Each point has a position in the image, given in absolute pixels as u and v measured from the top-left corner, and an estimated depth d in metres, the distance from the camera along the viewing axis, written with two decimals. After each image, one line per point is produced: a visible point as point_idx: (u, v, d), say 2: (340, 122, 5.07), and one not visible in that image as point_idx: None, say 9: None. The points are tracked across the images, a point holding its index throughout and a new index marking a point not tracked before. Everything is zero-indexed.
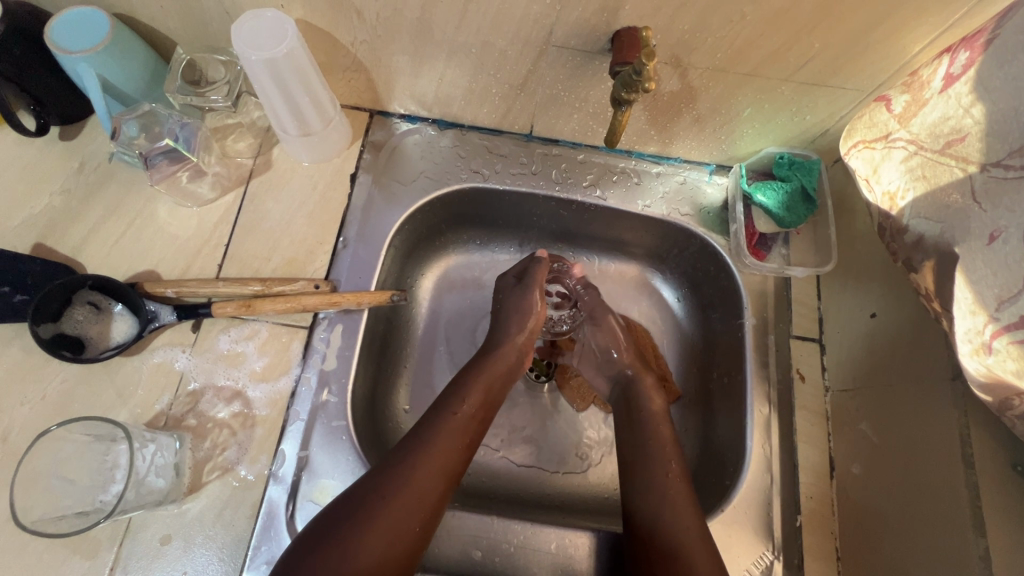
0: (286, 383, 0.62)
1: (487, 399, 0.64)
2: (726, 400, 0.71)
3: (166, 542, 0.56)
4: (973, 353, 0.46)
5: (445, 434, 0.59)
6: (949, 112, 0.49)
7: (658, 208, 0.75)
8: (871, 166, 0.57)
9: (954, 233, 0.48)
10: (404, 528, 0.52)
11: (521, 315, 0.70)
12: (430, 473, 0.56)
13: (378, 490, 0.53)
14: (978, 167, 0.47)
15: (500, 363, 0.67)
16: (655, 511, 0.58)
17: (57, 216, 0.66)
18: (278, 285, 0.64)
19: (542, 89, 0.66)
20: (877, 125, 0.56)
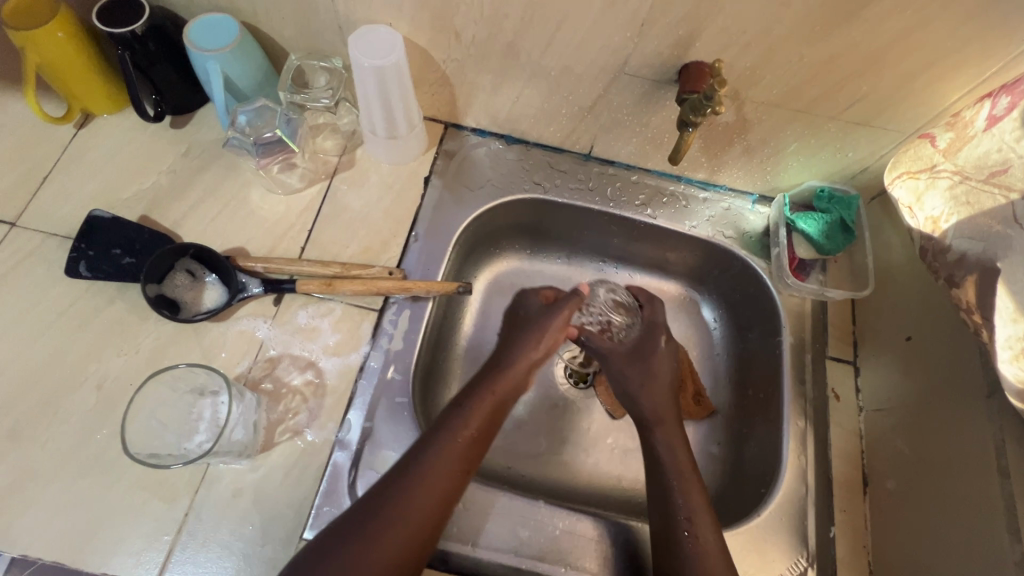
0: (356, 358, 0.67)
1: (493, 418, 0.61)
2: (764, 414, 0.74)
3: (237, 494, 0.59)
4: (1013, 359, 0.51)
5: (444, 457, 0.56)
6: (994, 147, 0.54)
7: (704, 230, 0.81)
8: (914, 194, 0.63)
9: (997, 249, 0.53)
10: (395, 555, 0.51)
11: (540, 333, 0.67)
12: (422, 500, 0.54)
13: (377, 519, 0.52)
14: (1020, 194, 0.52)
15: (508, 380, 0.63)
16: (690, 569, 0.57)
17: (163, 192, 0.74)
18: (356, 269, 0.70)
19: (608, 112, 0.73)
20: (921, 158, 0.62)
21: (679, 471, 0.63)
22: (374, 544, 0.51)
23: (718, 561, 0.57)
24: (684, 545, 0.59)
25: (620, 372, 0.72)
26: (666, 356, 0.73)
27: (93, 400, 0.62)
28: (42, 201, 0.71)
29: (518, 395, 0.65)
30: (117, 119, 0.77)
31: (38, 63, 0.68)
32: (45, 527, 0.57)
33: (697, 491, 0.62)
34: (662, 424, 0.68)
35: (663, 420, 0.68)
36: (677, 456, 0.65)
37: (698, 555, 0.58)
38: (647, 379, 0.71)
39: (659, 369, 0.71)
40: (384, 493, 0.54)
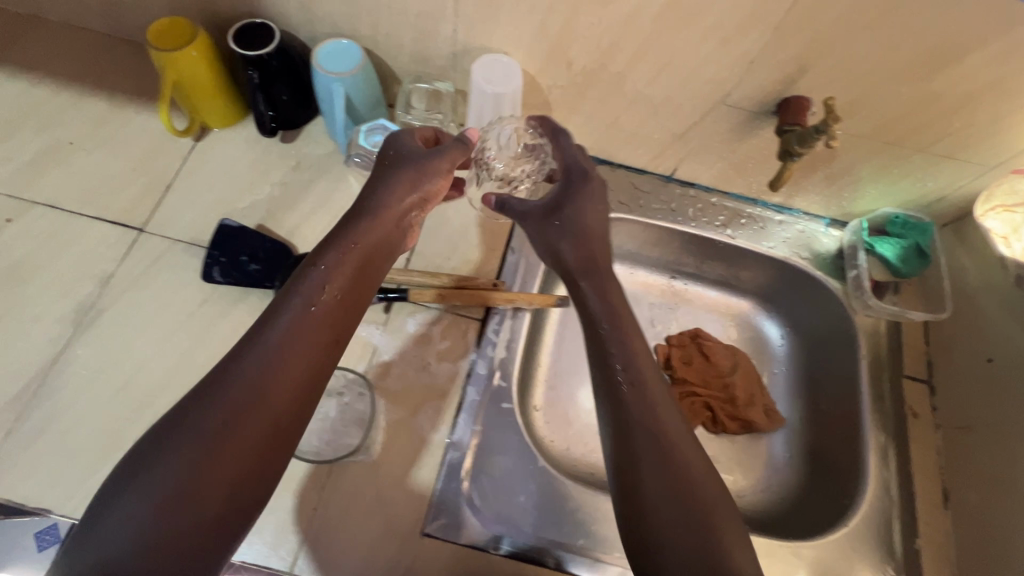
0: (463, 364, 0.71)
1: (358, 294, 0.59)
2: (842, 429, 0.78)
3: (361, 491, 0.63)
4: None
5: (301, 337, 0.53)
6: None
7: (781, 250, 0.85)
8: (1011, 226, 0.72)
9: None
10: (264, 438, 0.49)
11: (417, 175, 0.64)
12: (278, 379, 0.50)
13: (219, 397, 0.48)
14: None
15: (371, 239, 0.61)
16: (659, 456, 0.52)
17: (277, 203, 0.78)
18: (463, 280, 0.74)
19: (699, 138, 0.77)
20: (1018, 194, 0.71)
21: (643, 392, 0.57)
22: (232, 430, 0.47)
23: (671, 456, 0.52)
24: (633, 422, 0.54)
25: (545, 227, 0.67)
26: (595, 203, 0.67)
27: None
28: (167, 208, 0.76)
29: (390, 252, 0.63)
30: (231, 133, 0.82)
31: (173, 80, 0.72)
32: None
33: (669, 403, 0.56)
34: (605, 297, 0.63)
35: (591, 269, 0.65)
36: (629, 341, 0.60)
37: (659, 441, 0.53)
38: (576, 239, 0.66)
39: (595, 218, 0.66)
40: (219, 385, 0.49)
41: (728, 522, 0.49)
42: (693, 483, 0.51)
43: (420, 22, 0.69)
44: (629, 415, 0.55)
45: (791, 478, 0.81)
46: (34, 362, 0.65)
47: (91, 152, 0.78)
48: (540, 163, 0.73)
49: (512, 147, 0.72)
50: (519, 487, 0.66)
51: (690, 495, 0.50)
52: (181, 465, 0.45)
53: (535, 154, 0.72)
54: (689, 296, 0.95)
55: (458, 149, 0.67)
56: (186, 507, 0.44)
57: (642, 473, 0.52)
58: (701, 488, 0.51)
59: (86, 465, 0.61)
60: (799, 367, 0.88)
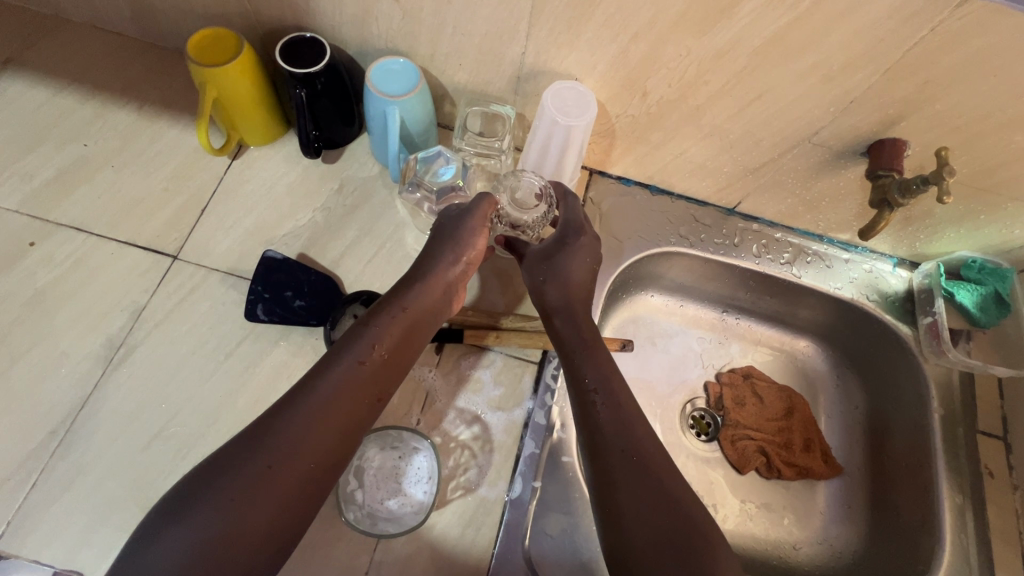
0: (520, 412, 0.66)
1: (404, 363, 0.55)
2: (911, 486, 0.74)
3: (416, 553, 0.59)
4: None
5: (345, 393, 0.50)
6: None
7: (848, 291, 0.81)
8: None
9: None
10: (294, 497, 0.46)
11: (464, 244, 0.61)
12: (318, 440, 0.47)
13: (261, 447, 0.46)
14: None
15: (420, 304, 0.57)
16: (650, 489, 0.51)
17: (319, 229, 0.73)
18: (520, 320, 0.69)
19: (773, 174, 0.72)
20: None
21: (632, 434, 0.55)
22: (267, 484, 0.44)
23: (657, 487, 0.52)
24: (631, 462, 0.53)
25: (535, 270, 0.66)
26: (587, 257, 0.66)
27: None
28: (202, 233, 0.71)
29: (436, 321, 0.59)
30: (269, 151, 0.76)
31: (213, 96, 0.66)
32: None
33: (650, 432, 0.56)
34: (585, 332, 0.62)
35: (567, 310, 0.63)
36: (603, 373, 0.59)
37: (654, 476, 0.52)
38: (558, 282, 0.64)
39: (580, 266, 0.65)
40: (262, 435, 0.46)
41: (719, 556, 0.48)
42: (690, 521, 0.50)
43: (486, 44, 0.63)
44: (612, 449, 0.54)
45: (851, 532, 0.78)
46: (63, 403, 0.61)
47: (120, 168, 0.73)
48: (545, 211, 0.67)
49: (529, 193, 0.67)
50: (582, 550, 0.62)
51: (685, 532, 0.49)
52: (203, 518, 0.42)
53: (543, 201, 0.66)
54: (742, 331, 0.91)
55: (488, 206, 0.63)
56: (211, 566, 0.41)
57: (629, 511, 0.51)
58: (698, 520, 0.50)
59: (119, 521, 0.56)
60: (858, 413, 0.84)
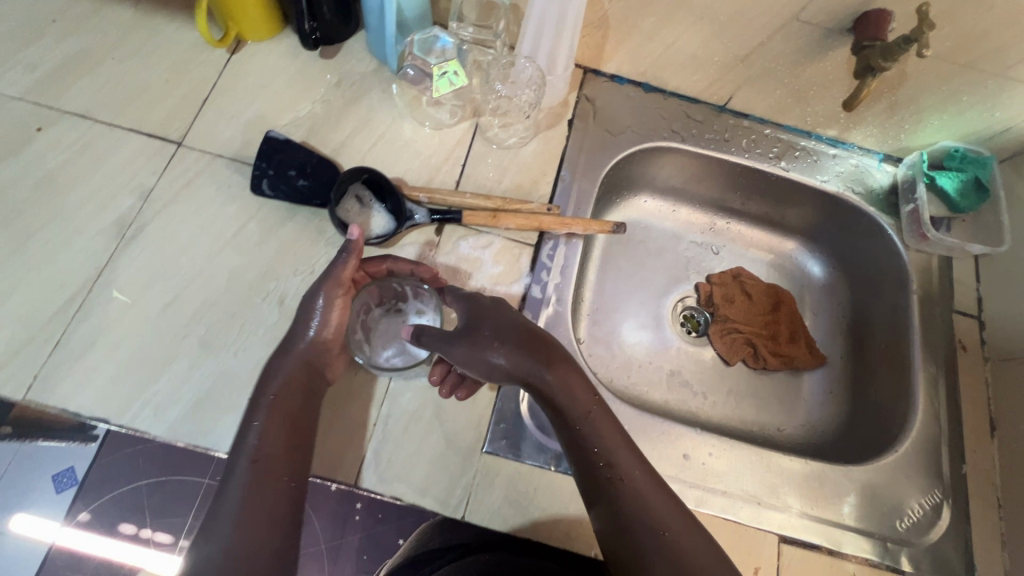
0: (518, 288, 0.70)
1: (304, 445, 0.55)
2: (887, 364, 0.78)
3: (419, 408, 0.62)
4: None
5: (258, 483, 0.51)
6: None
7: (834, 184, 0.83)
8: None
9: None
10: (263, 557, 0.48)
11: (322, 317, 0.59)
12: (262, 524, 0.49)
13: (215, 539, 0.48)
14: None
15: (296, 383, 0.56)
16: (639, 515, 0.52)
17: (319, 120, 0.75)
18: (516, 203, 0.72)
19: (762, 61, 0.74)
20: None
21: (617, 471, 0.53)
22: (242, 556, 0.47)
23: (648, 507, 0.52)
24: (617, 492, 0.53)
25: (477, 330, 0.57)
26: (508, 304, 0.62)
27: (275, 315, 0.64)
28: (205, 123, 0.72)
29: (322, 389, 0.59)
30: (268, 47, 0.77)
31: None
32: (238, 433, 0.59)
33: (633, 455, 0.55)
34: (552, 364, 0.55)
35: (544, 360, 0.56)
36: (583, 403, 0.55)
37: (641, 502, 0.52)
38: (504, 333, 0.57)
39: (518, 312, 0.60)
40: (209, 536, 0.49)
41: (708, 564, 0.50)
42: (670, 534, 0.51)
43: None
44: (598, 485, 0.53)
45: (831, 413, 0.83)
46: (78, 275, 0.63)
47: (121, 61, 0.74)
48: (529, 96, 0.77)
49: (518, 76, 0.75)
50: None
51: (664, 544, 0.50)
52: None
53: (528, 87, 0.76)
54: (732, 234, 0.93)
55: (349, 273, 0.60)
56: None
57: (633, 541, 0.51)
58: (682, 539, 0.51)
59: (138, 378, 0.60)
60: (842, 306, 0.88)
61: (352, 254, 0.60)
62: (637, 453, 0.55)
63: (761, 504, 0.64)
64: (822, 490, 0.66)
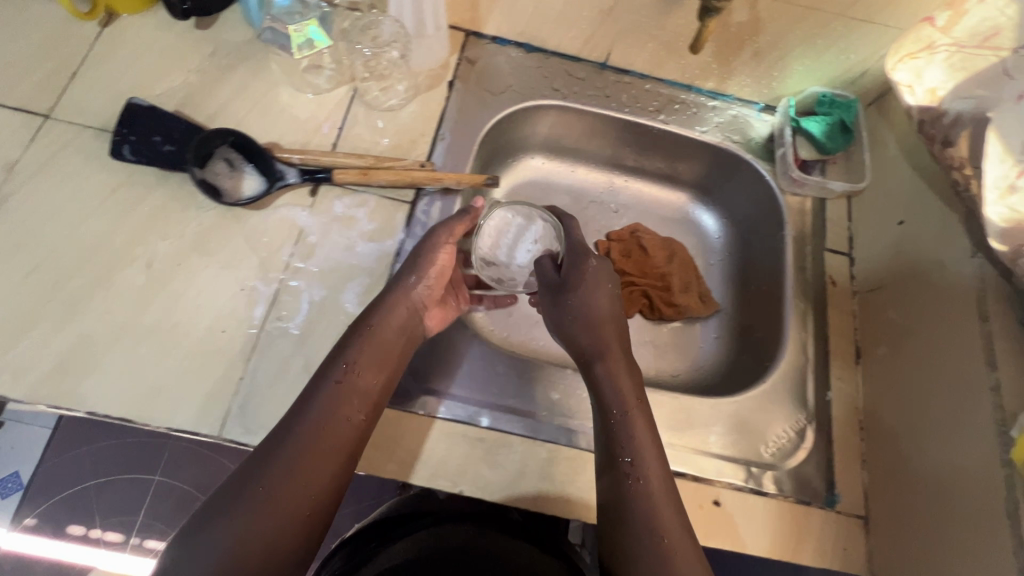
0: (392, 244, 0.71)
1: (389, 384, 0.61)
2: (767, 305, 0.81)
3: (288, 362, 0.64)
4: (999, 198, 0.49)
5: (331, 413, 0.56)
6: (990, 15, 0.51)
7: (713, 135, 0.86)
8: (914, 72, 0.59)
9: (990, 102, 0.51)
10: (297, 500, 0.52)
11: (426, 260, 0.66)
12: (320, 457, 0.54)
13: (275, 464, 0.53)
14: (1009, 51, 0.50)
15: (393, 323, 0.62)
16: (639, 514, 0.55)
17: (194, 89, 0.75)
18: (388, 161, 0.73)
19: (628, 14, 0.76)
20: (923, 35, 0.58)
21: (639, 467, 0.58)
22: (284, 481, 0.52)
23: (647, 502, 0.56)
24: (628, 487, 0.57)
25: (561, 304, 0.69)
26: (605, 282, 0.70)
27: (143, 278, 0.65)
28: (74, 95, 0.72)
29: (413, 336, 0.64)
30: (142, 19, 0.77)
31: None
32: (103, 392, 0.60)
33: (656, 459, 0.59)
34: (605, 359, 0.65)
35: (601, 354, 0.66)
36: (625, 400, 0.62)
37: (648, 500, 0.56)
38: (586, 324, 0.67)
39: (604, 299, 0.68)
40: (275, 441, 0.54)
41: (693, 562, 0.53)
42: (664, 530, 0.54)
43: None
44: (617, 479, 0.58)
45: (721, 356, 0.85)
46: None
47: None
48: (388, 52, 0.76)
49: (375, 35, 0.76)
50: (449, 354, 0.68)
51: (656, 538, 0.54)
52: (233, 524, 0.49)
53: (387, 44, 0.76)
54: (631, 191, 0.95)
55: (458, 226, 0.68)
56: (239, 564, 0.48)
57: (627, 532, 0.55)
58: (676, 537, 0.54)
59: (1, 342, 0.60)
60: (732, 256, 0.91)
61: (469, 214, 0.70)
62: (661, 459, 0.59)
63: None
64: (688, 423, 0.69)
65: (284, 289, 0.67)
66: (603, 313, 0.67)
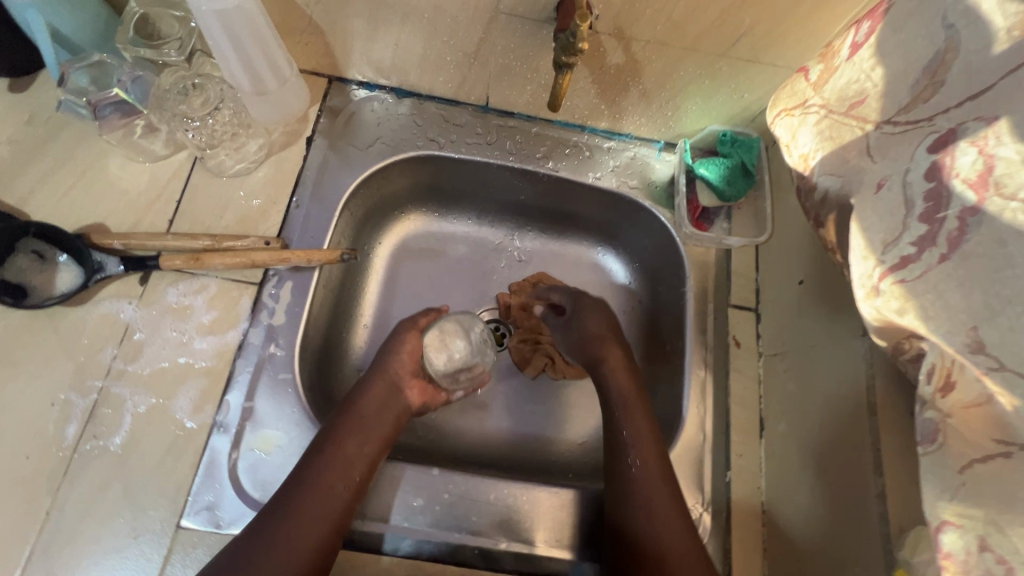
0: (234, 336, 0.63)
1: (378, 457, 0.60)
2: (669, 367, 0.74)
3: (106, 487, 0.56)
4: (865, 297, 0.42)
5: (353, 433, 0.59)
6: (856, 77, 0.45)
7: (608, 181, 0.78)
8: (790, 133, 0.52)
9: (851, 185, 0.44)
10: (317, 522, 0.53)
11: (397, 341, 0.67)
12: (306, 532, 0.53)
13: (293, 488, 0.55)
14: (875, 124, 0.43)
15: (380, 384, 0.64)
16: (642, 508, 0.57)
17: (5, 165, 0.66)
18: (228, 240, 0.65)
19: (495, 58, 0.68)
20: (796, 94, 0.52)
21: (644, 468, 0.59)
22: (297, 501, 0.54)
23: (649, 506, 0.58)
24: (631, 482, 0.59)
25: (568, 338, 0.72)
26: (601, 312, 0.72)
27: None
28: None
29: (398, 403, 0.64)
30: None
31: None
32: None
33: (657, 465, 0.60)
34: (614, 370, 0.67)
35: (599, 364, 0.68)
36: (626, 394, 0.65)
37: (639, 494, 0.58)
38: (580, 340, 0.70)
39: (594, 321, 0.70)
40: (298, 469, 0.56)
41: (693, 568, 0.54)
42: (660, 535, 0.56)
43: None
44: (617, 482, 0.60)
45: None
46: None
47: None
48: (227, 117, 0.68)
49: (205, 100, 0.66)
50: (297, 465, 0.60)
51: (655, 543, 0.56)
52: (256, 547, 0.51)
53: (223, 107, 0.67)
54: (536, 238, 0.86)
55: (420, 317, 0.70)
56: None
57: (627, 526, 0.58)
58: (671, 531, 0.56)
59: None
60: (642, 306, 0.83)
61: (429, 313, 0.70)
62: (654, 437, 0.62)
63: (498, 546, 0.60)
64: (572, 520, 0.62)
65: (103, 399, 0.59)
66: (591, 333, 0.70)
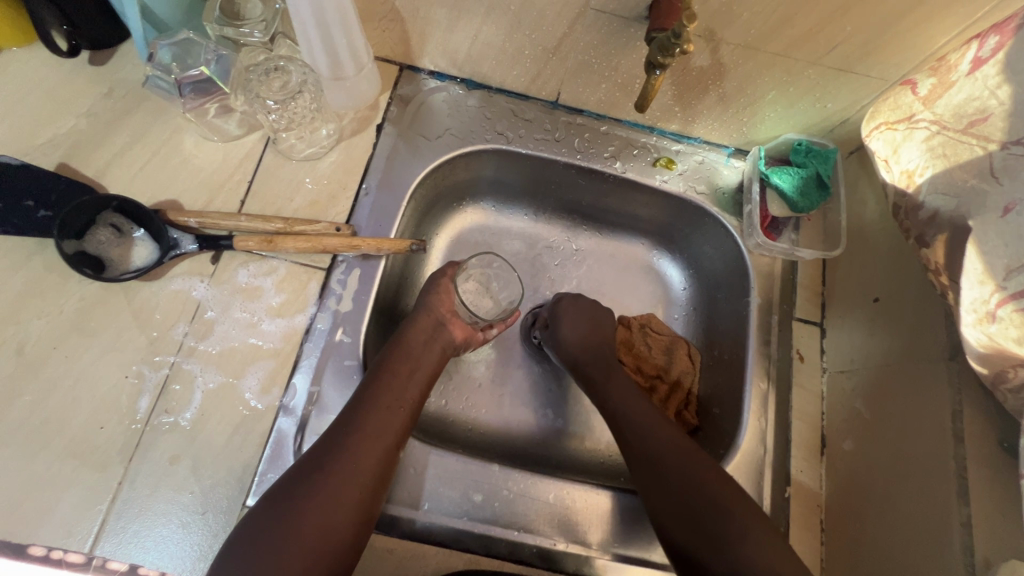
0: (302, 320, 0.63)
1: (427, 385, 0.64)
2: (726, 375, 0.73)
3: (175, 462, 0.57)
4: (976, 323, 0.49)
5: (403, 364, 0.63)
6: (975, 94, 0.51)
7: (675, 184, 0.76)
8: (891, 146, 0.60)
9: (970, 207, 0.51)
10: (383, 438, 0.57)
11: (431, 288, 0.71)
12: (369, 450, 0.56)
13: (348, 426, 0.57)
14: (998, 145, 0.49)
15: (424, 327, 0.67)
16: (645, 476, 0.60)
17: (83, 138, 0.65)
18: (300, 225, 0.65)
19: (575, 53, 0.66)
20: (901, 107, 0.58)
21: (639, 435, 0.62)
22: (353, 443, 0.56)
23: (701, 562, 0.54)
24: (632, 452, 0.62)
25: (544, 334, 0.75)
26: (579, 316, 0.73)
27: (13, 365, 0.57)
28: None
29: (439, 339, 0.67)
30: (25, 54, 0.67)
31: None
32: None
33: (679, 458, 0.59)
34: (612, 377, 0.69)
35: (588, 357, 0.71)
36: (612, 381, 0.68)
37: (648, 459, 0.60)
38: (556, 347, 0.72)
39: (573, 328, 0.71)
40: (356, 398, 0.59)
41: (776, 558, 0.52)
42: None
43: None
44: (665, 505, 0.57)
45: None
46: None
47: None
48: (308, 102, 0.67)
49: (286, 83, 0.65)
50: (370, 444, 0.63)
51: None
52: (331, 471, 0.54)
53: (305, 91, 0.66)
54: (589, 237, 0.85)
55: (448, 269, 0.73)
56: (340, 495, 0.53)
57: None
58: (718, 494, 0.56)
59: None
60: (698, 312, 0.81)
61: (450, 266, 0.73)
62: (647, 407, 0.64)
63: (556, 547, 0.60)
64: (626, 526, 0.62)
65: (174, 375, 0.59)
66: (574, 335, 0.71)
